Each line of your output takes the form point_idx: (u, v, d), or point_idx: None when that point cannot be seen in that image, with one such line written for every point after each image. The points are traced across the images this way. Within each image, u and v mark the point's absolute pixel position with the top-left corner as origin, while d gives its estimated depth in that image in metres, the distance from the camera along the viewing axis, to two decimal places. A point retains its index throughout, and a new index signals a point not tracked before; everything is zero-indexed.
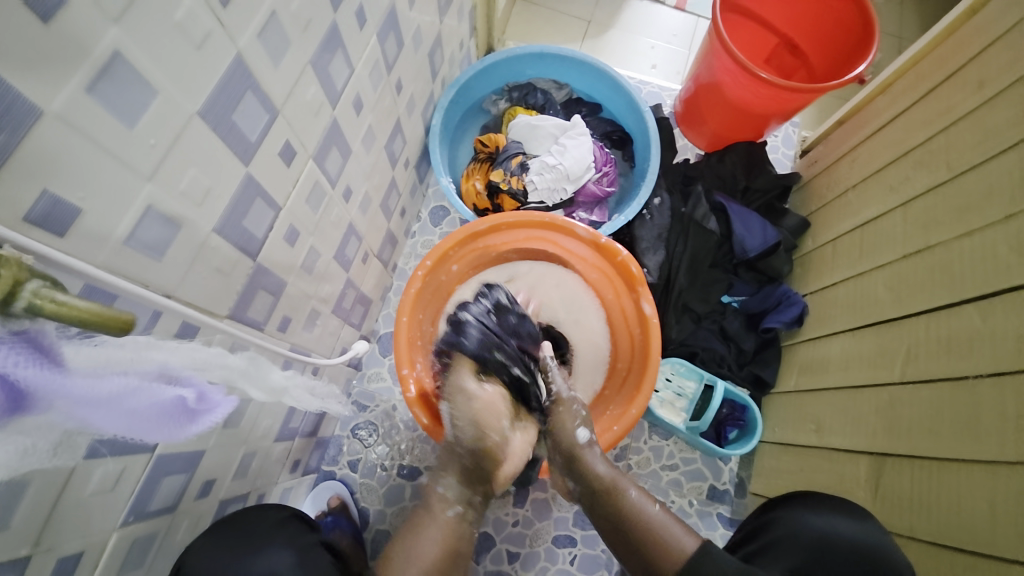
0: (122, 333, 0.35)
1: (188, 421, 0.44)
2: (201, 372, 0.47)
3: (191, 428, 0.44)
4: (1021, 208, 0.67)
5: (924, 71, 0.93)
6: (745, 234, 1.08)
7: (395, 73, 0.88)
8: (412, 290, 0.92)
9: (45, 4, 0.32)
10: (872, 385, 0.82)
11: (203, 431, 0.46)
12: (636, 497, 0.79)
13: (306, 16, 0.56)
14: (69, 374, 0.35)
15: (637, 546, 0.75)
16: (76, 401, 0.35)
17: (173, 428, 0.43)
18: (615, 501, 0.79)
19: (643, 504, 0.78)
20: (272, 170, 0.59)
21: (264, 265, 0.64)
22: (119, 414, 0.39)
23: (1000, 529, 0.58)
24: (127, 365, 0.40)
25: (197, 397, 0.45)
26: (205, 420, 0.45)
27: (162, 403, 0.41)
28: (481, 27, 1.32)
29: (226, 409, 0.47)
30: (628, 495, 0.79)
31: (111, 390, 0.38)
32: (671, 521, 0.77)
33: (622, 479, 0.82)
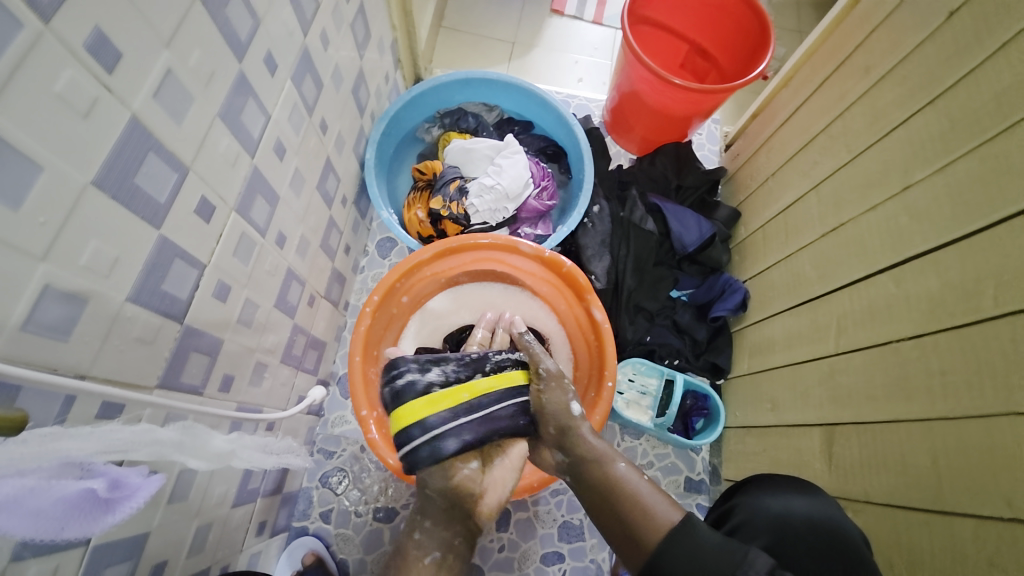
0: (17, 432, 0.33)
1: (104, 512, 0.41)
2: (122, 456, 0.45)
3: (107, 519, 0.41)
4: (914, 179, 0.73)
5: (818, 63, 1.01)
6: (682, 230, 1.12)
7: (318, 114, 0.88)
8: (362, 328, 0.90)
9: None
10: (814, 359, 0.86)
11: (123, 522, 0.43)
12: (623, 469, 0.68)
13: (207, 70, 0.56)
14: None
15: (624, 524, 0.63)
16: None
17: (88, 522, 0.40)
18: (600, 471, 0.69)
19: (630, 477, 0.67)
20: (189, 228, 0.57)
21: (193, 327, 0.61)
22: (23, 516, 0.36)
23: (942, 480, 0.62)
24: (30, 463, 0.37)
25: (110, 485, 0.42)
26: (123, 509, 0.43)
27: (71, 496, 0.39)
28: (406, 58, 1.34)
29: (148, 491, 0.45)
30: (615, 468, 0.68)
31: (10, 491, 0.35)
32: (655, 492, 0.65)
33: (613, 452, 0.71)
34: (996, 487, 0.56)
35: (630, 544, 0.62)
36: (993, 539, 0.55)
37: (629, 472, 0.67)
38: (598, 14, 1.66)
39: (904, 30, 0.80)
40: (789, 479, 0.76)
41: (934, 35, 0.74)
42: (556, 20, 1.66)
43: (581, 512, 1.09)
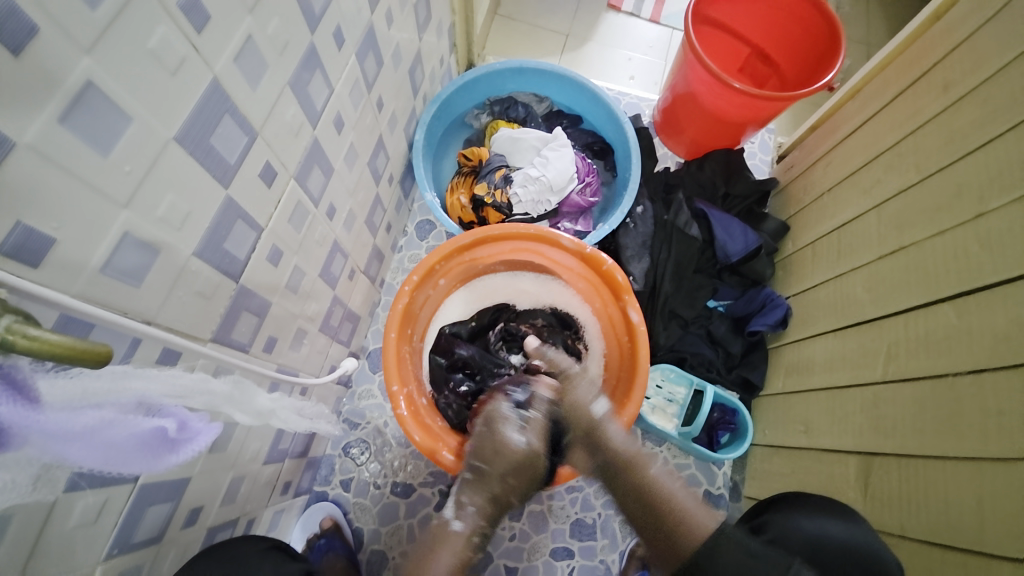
0: (99, 364, 0.34)
1: (169, 451, 0.44)
2: (183, 400, 0.47)
3: (173, 458, 0.45)
4: (990, 207, 0.69)
5: (892, 77, 0.97)
6: (727, 239, 1.10)
7: (376, 91, 0.89)
8: (399, 306, 0.92)
9: (13, 37, 0.32)
10: (856, 385, 0.83)
11: (183, 461, 0.46)
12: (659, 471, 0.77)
13: (282, 39, 0.57)
14: (45, 411, 0.35)
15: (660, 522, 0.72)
16: (52, 438, 0.35)
17: (154, 459, 0.43)
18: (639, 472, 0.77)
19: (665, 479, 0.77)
20: (253, 192, 0.59)
21: (247, 287, 0.63)
22: (96, 446, 0.38)
23: (986, 523, 0.59)
24: (104, 397, 0.39)
25: (178, 427, 0.45)
26: (185, 450, 0.46)
27: (143, 433, 0.42)
28: (461, 43, 1.34)
29: (207, 437, 0.47)
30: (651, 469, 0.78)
31: (87, 424, 0.37)
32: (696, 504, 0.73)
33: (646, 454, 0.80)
34: None
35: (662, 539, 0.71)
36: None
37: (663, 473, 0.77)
38: (657, 11, 1.62)
39: (990, 50, 0.75)
40: (820, 501, 0.74)
41: (1019, 58, 0.70)
42: (613, 14, 1.63)
43: (595, 511, 1.09)
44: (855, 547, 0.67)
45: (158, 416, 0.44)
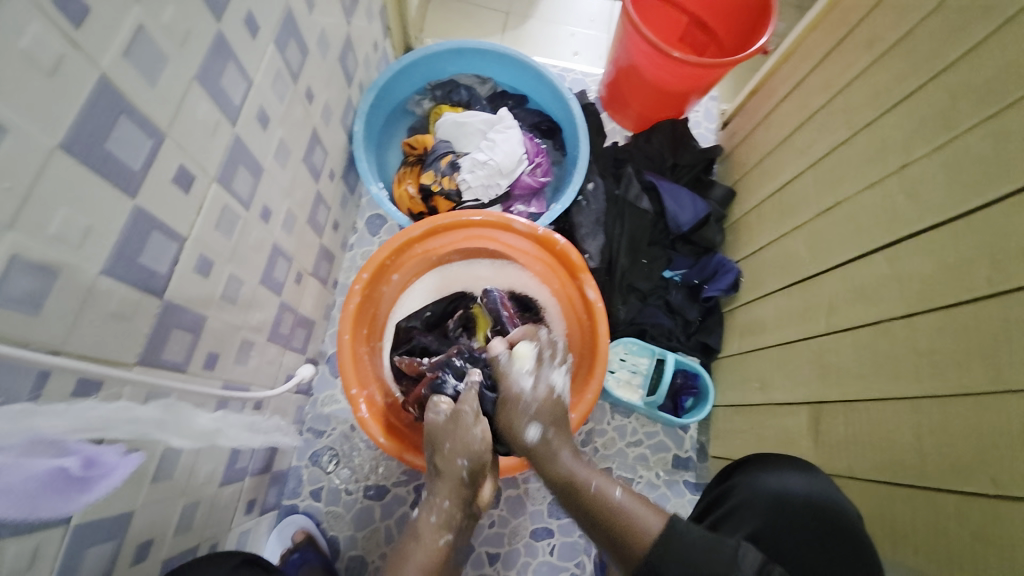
0: None
1: (79, 489, 0.45)
2: (98, 436, 0.48)
3: (81, 497, 0.46)
4: (914, 156, 0.71)
5: (820, 38, 0.99)
6: (678, 210, 1.11)
7: (303, 82, 0.84)
8: (351, 306, 0.89)
9: None
10: (803, 339, 0.86)
11: (95, 498, 0.48)
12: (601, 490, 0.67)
13: (182, 28, 0.52)
14: None
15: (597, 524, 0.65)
16: None
17: (64, 499, 0.44)
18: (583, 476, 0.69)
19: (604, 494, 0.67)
20: (167, 199, 0.55)
21: (174, 303, 0.59)
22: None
23: (925, 459, 0.63)
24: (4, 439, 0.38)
25: (85, 464, 0.46)
26: (97, 486, 0.47)
27: (50, 476, 0.42)
28: (395, 26, 1.28)
29: (121, 470, 0.50)
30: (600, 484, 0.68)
31: None
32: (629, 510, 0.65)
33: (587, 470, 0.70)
34: (980, 469, 0.57)
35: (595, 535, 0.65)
36: (974, 514, 0.57)
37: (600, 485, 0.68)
38: None
39: (908, 5, 0.78)
40: (782, 459, 0.76)
41: (940, 8, 0.72)
42: None
43: None
44: (814, 499, 0.70)
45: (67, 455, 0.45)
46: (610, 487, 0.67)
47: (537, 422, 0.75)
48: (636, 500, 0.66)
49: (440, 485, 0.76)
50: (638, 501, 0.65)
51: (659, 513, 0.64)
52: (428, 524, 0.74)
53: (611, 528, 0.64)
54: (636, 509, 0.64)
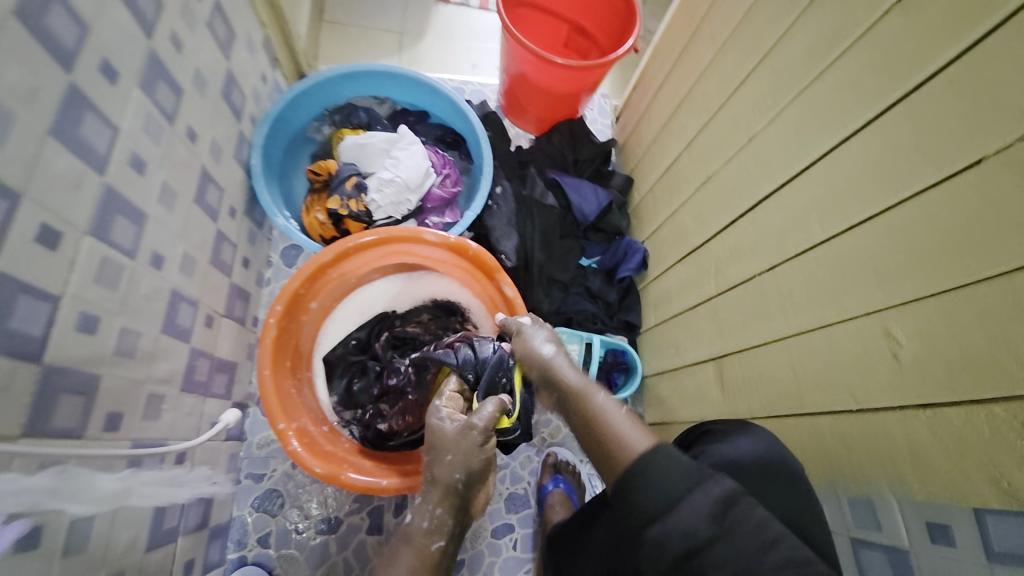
0: None
1: None
2: None
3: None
4: (757, 130, 0.81)
5: (677, 34, 1.10)
6: (581, 202, 1.19)
7: (182, 122, 0.82)
8: (268, 341, 0.86)
9: None
10: (700, 303, 0.95)
11: None
12: (602, 402, 0.64)
13: (24, 87, 0.51)
14: None
15: (597, 445, 0.61)
16: None
17: None
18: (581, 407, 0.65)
19: (609, 409, 0.63)
20: (34, 259, 0.53)
21: (55, 366, 0.56)
22: None
23: (801, 389, 0.71)
24: None
25: None
26: None
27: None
28: (284, 56, 1.27)
29: None
30: (596, 401, 0.65)
31: None
32: (619, 415, 0.62)
33: (591, 388, 0.68)
34: (840, 388, 0.65)
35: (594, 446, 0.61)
36: (850, 428, 0.63)
37: (609, 407, 0.63)
38: None
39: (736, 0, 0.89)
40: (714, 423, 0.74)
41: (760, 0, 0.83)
42: (442, 7, 1.65)
43: (526, 481, 1.13)
44: (767, 463, 0.64)
45: None
46: (617, 409, 0.63)
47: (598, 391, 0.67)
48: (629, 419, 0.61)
49: (431, 492, 0.73)
50: (623, 413, 0.62)
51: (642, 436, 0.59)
52: (419, 529, 0.71)
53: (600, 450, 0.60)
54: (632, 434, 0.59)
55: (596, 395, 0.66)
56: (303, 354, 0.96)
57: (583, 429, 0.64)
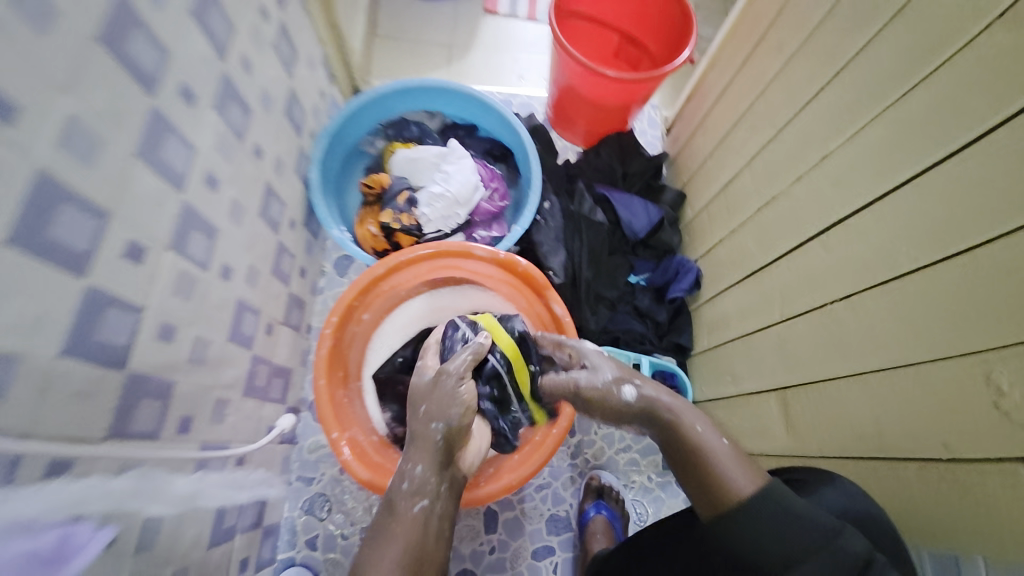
0: None
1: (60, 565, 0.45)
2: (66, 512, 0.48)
3: (60, 571, 0.45)
4: (832, 148, 0.77)
5: (737, 46, 1.06)
6: (631, 218, 1.16)
7: (250, 139, 0.86)
8: (323, 351, 0.91)
9: None
10: (763, 329, 0.91)
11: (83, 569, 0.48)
12: (703, 431, 0.64)
13: (116, 112, 0.54)
14: None
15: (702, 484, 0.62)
16: None
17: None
18: (679, 434, 0.65)
19: (710, 437, 0.64)
20: (122, 274, 0.57)
21: (137, 373, 0.60)
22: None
23: (882, 428, 0.66)
24: None
25: (62, 539, 0.46)
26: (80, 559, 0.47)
27: (25, 553, 0.42)
28: (341, 72, 1.32)
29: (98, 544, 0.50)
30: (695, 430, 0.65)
31: None
32: (732, 457, 0.62)
33: (687, 409, 0.67)
34: (929, 432, 0.60)
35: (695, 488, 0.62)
36: (938, 482, 0.60)
37: (715, 442, 0.64)
38: (532, 10, 1.68)
39: (810, 6, 0.84)
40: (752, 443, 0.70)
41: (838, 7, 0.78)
42: (489, 20, 1.67)
43: (568, 503, 1.12)
44: (855, 512, 0.61)
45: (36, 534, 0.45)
46: (716, 434, 0.65)
47: (627, 381, 0.70)
48: (738, 454, 0.63)
49: (414, 450, 0.71)
50: (735, 455, 0.62)
51: (752, 474, 0.61)
52: (400, 492, 0.69)
53: (698, 471, 0.62)
54: (733, 464, 0.62)
55: (636, 379, 0.70)
56: (356, 364, 1.00)
57: (638, 412, 0.68)
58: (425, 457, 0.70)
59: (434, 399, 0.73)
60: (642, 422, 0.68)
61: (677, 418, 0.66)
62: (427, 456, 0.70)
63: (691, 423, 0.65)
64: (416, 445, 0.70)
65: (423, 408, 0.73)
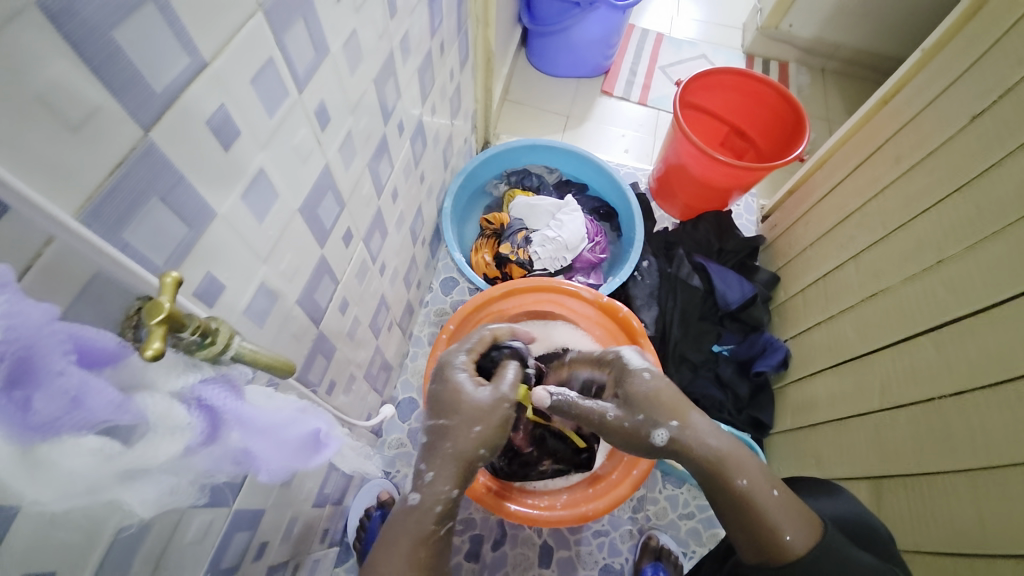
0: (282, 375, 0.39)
1: (314, 452, 0.51)
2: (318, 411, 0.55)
3: (316, 458, 0.52)
4: (948, 254, 0.82)
5: (851, 151, 1.15)
6: (726, 289, 1.22)
7: (420, 166, 1.04)
8: (438, 352, 1.03)
9: (225, 137, 0.42)
10: (857, 416, 0.92)
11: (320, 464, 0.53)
12: (746, 487, 0.67)
13: (368, 131, 0.71)
14: (248, 406, 0.42)
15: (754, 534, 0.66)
16: (254, 431, 0.42)
17: (306, 458, 0.50)
18: (725, 485, 0.68)
19: (756, 493, 0.67)
20: (337, 251, 0.71)
21: (324, 333, 0.73)
22: (280, 442, 0.46)
23: (988, 527, 0.67)
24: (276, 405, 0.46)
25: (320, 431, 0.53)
26: (321, 454, 0.53)
27: (298, 436, 0.48)
28: (480, 124, 1.54)
29: (334, 446, 0.55)
30: (740, 485, 0.67)
31: (276, 420, 0.44)
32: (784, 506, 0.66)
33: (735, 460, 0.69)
34: None
35: (746, 536, 0.67)
36: None
37: (757, 485, 0.67)
38: (644, 96, 1.88)
39: (934, 128, 0.93)
40: (827, 497, 0.74)
41: (962, 131, 0.86)
42: (605, 99, 1.88)
43: (624, 557, 1.11)
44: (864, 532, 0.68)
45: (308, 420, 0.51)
46: (765, 487, 0.67)
47: (661, 424, 0.72)
48: (790, 503, 0.67)
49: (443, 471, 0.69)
50: (773, 497, 0.66)
51: (806, 527, 0.65)
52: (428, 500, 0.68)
53: (757, 524, 0.66)
54: (784, 515, 0.65)
55: (676, 419, 0.72)
56: None
57: (684, 452, 0.71)
58: (445, 450, 0.71)
59: (441, 407, 0.74)
60: (689, 459, 0.71)
61: (725, 465, 0.68)
62: (447, 444, 0.71)
63: (735, 475, 0.68)
64: (431, 445, 0.72)
65: (435, 417, 0.74)
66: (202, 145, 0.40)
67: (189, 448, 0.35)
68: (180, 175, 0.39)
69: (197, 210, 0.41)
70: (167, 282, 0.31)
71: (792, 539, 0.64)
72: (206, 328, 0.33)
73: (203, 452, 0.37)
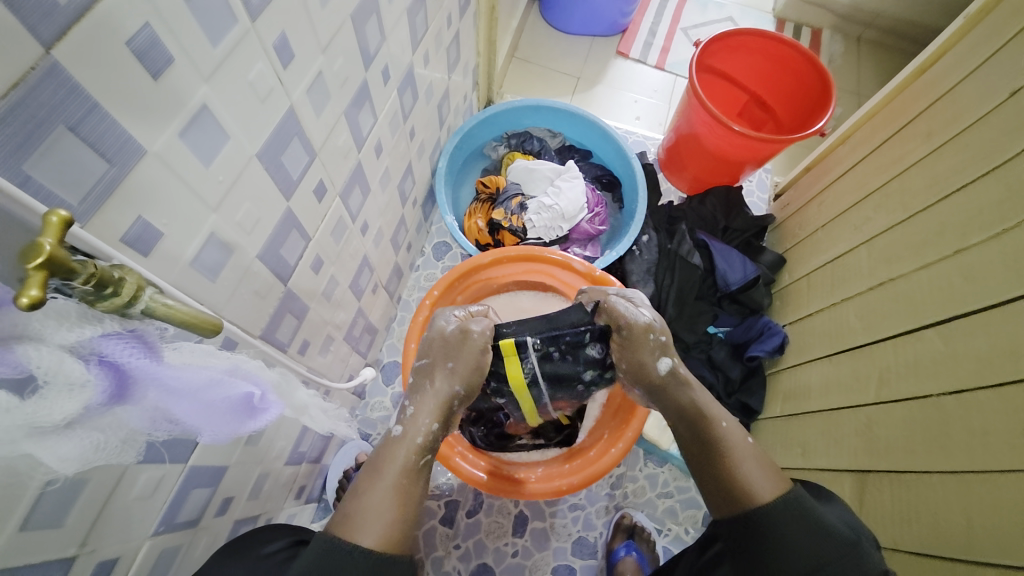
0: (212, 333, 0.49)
1: (250, 416, 0.63)
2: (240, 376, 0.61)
3: (254, 421, 0.64)
4: (974, 241, 0.88)
5: (880, 124, 1.19)
6: (727, 269, 1.16)
7: (410, 122, 0.98)
8: (420, 316, 1.02)
9: (155, 65, 0.43)
10: (850, 408, 1.10)
11: (258, 427, 0.65)
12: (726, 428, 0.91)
13: (343, 75, 0.66)
14: (163, 367, 0.52)
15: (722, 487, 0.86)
16: (167, 392, 0.52)
17: (241, 421, 0.62)
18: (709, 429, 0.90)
19: (732, 433, 0.90)
20: (307, 205, 0.68)
21: (293, 291, 0.70)
22: (208, 405, 0.57)
23: (976, 541, 0.80)
24: (211, 366, 0.57)
25: (262, 396, 0.64)
26: (260, 418, 0.65)
27: (233, 399, 0.60)
28: (483, 81, 1.45)
29: (274, 412, 0.66)
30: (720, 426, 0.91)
31: (200, 382, 0.55)
32: (752, 472, 0.85)
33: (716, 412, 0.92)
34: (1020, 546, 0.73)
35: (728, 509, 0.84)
36: None
37: (732, 434, 0.90)
38: (662, 60, 1.76)
39: (977, 97, 0.96)
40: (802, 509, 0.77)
41: (1013, 95, 0.88)
42: (621, 61, 1.77)
43: None
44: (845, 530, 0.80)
45: (248, 381, 0.62)
46: (740, 435, 0.91)
47: (667, 357, 0.96)
48: (763, 461, 0.88)
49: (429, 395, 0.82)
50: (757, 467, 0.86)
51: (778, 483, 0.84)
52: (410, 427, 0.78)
53: (729, 482, 0.85)
54: (758, 476, 0.84)
55: (670, 356, 0.96)
56: None
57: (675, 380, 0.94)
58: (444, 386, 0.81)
59: None
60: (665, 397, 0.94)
61: (705, 412, 0.91)
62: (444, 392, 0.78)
63: (717, 420, 0.91)
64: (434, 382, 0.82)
65: None
66: (119, 71, 0.41)
67: (93, 403, 0.46)
68: (94, 104, 0.40)
69: (120, 145, 0.44)
70: (54, 222, 0.35)
71: (759, 492, 0.82)
72: (106, 278, 0.39)
73: (112, 410, 0.49)
